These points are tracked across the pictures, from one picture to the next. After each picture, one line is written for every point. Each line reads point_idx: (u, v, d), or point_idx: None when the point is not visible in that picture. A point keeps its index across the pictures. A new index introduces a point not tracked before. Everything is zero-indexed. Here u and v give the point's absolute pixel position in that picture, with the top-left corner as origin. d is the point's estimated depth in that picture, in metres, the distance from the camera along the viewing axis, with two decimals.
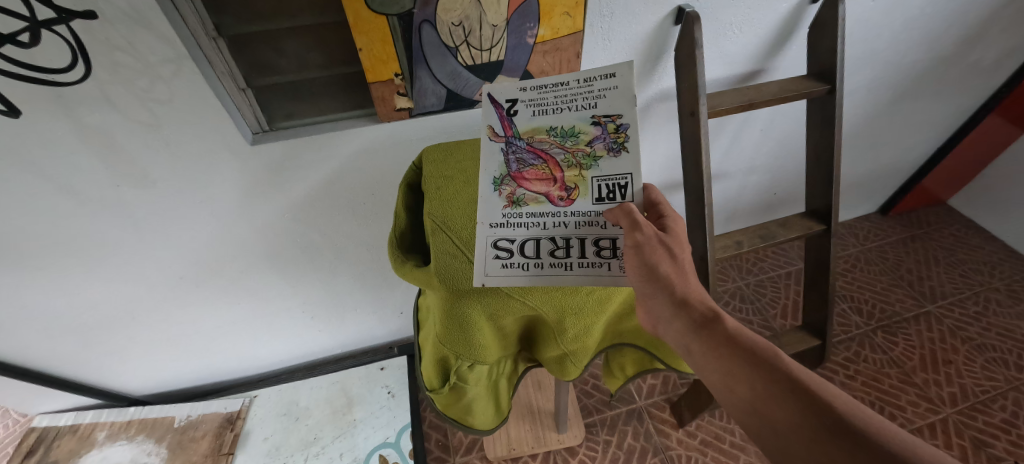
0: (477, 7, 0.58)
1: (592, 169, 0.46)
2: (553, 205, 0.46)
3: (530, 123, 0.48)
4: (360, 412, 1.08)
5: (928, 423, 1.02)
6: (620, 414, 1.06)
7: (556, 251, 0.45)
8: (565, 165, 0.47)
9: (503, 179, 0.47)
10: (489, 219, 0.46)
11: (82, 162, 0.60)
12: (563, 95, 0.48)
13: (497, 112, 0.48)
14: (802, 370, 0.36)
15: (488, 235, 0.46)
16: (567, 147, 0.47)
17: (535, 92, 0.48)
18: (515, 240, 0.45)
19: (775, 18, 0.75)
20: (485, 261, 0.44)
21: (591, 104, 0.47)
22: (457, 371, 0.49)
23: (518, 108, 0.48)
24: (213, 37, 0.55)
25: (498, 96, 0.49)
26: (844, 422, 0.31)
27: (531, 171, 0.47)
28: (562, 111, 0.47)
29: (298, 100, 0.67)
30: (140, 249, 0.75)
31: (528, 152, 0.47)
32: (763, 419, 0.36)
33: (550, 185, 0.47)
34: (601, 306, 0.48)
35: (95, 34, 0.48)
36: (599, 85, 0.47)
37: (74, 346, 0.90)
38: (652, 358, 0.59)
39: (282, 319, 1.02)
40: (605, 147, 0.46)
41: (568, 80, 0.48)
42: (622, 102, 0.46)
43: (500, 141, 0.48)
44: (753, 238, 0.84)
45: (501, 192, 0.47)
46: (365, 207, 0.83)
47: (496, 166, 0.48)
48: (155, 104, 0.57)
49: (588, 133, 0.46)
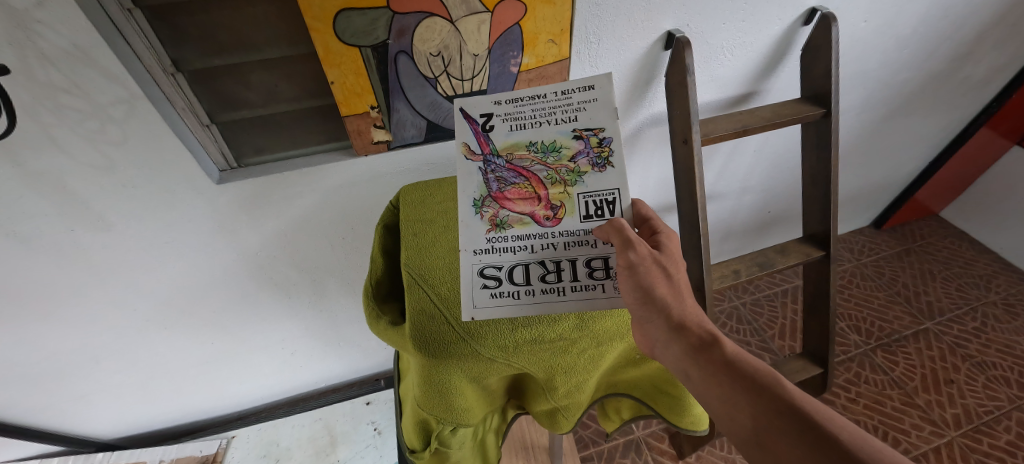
0: (455, 36, 0.54)
1: (578, 184, 0.43)
2: (539, 224, 0.42)
3: (507, 138, 0.45)
4: (344, 452, 1.04)
5: (934, 448, 0.99)
6: (617, 447, 1.01)
7: (546, 276, 0.41)
8: (549, 182, 0.43)
9: (484, 200, 0.43)
10: (472, 246, 0.41)
11: (31, 208, 0.55)
12: (541, 108, 0.46)
13: (472, 128, 0.45)
14: (807, 399, 0.32)
15: (473, 263, 0.41)
16: (549, 163, 0.44)
17: (512, 106, 0.46)
18: (502, 266, 0.41)
19: (767, 40, 0.73)
20: (472, 292, 0.40)
21: (571, 118, 0.45)
22: (439, 436, 0.45)
23: (494, 123, 0.45)
24: (171, 73, 0.51)
25: (471, 110, 0.46)
26: (854, 458, 0.28)
27: (513, 189, 0.43)
28: (541, 124, 0.45)
29: (269, 134, 0.63)
30: (101, 294, 0.70)
31: (508, 170, 0.44)
32: (767, 451, 0.32)
33: (534, 204, 0.43)
34: (594, 363, 0.44)
35: (35, 76, 0.44)
36: (578, 98, 0.45)
37: (32, 394, 0.83)
38: (647, 407, 0.55)
39: (260, 357, 0.97)
40: (589, 162, 0.43)
41: (545, 92, 0.46)
42: (603, 115, 0.44)
43: (476, 160, 0.44)
44: (751, 266, 0.81)
45: (482, 215, 0.42)
46: (346, 241, 0.79)
47: (476, 186, 0.43)
48: (108, 146, 0.52)
49: (570, 147, 0.44)
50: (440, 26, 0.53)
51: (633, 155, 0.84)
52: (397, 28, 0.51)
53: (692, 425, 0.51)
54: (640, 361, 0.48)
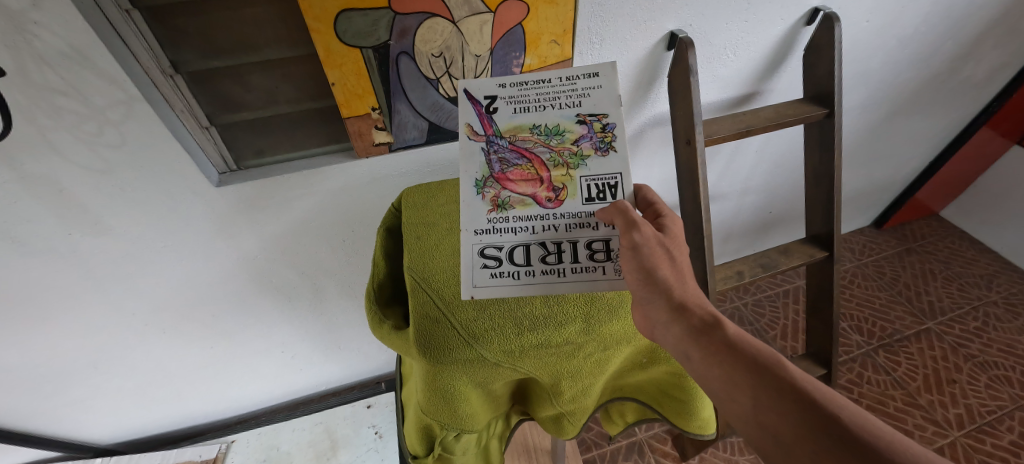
0: (458, 37, 0.54)
1: (581, 168, 0.42)
2: (540, 206, 0.42)
3: (511, 121, 0.44)
4: (345, 456, 1.03)
5: (937, 448, 0.98)
6: (620, 449, 1.01)
7: (547, 257, 0.40)
8: (551, 165, 0.43)
9: (486, 181, 0.42)
10: (474, 226, 0.41)
11: (28, 213, 0.54)
12: (545, 93, 0.45)
13: (475, 109, 0.44)
14: (807, 380, 0.32)
15: (474, 242, 0.41)
16: (552, 146, 0.43)
17: (516, 88, 0.45)
18: (503, 247, 0.41)
19: (770, 40, 0.72)
20: (473, 272, 0.40)
21: (574, 103, 0.44)
22: (443, 442, 0.44)
23: (498, 105, 0.44)
24: (170, 75, 0.50)
25: (475, 92, 0.45)
26: (854, 438, 0.27)
27: (515, 171, 0.43)
28: (544, 108, 0.44)
29: (269, 136, 0.62)
30: (99, 298, 0.69)
31: (510, 152, 0.43)
32: (768, 432, 0.31)
33: (536, 186, 0.42)
34: (600, 368, 0.44)
35: (32, 78, 0.43)
36: (582, 84, 0.44)
37: (29, 400, 0.82)
38: (652, 411, 0.55)
39: (261, 360, 0.96)
40: (592, 147, 0.42)
41: (550, 77, 0.45)
42: (607, 102, 0.44)
43: (479, 140, 0.43)
44: (754, 267, 0.80)
45: (484, 194, 0.42)
46: (347, 243, 0.78)
47: (478, 166, 0.43)
48: (105, 148, 0.52)
49: (574, 131, 0.43)
50: (443, 27, 0.52)
51: (636, 156, 0.84)
52: (399, 29, 0.51)
53: (699, 430, 0.50)
54: (645, 366, 0.47)
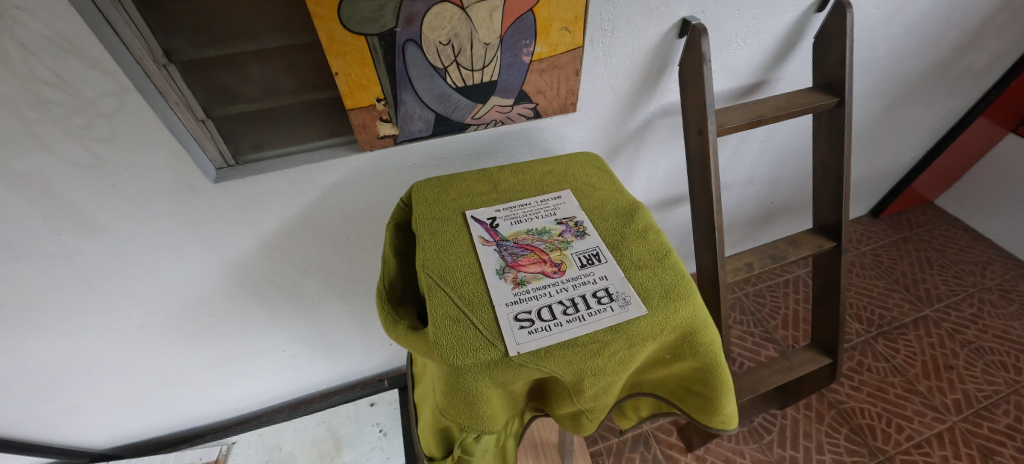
0: (466, 24, 0.52)
1: (570, 247, 0.47)
2: (549, 278, 0.43)
3: (511, 229, 0.49)
4: (349, 455, 1.01)
5: (937, 433, 1.00)
6: (626, 441, 1.01)
7: (567, 310, 0.40)
8: (549, 250, 0.47)
9: (505, 269, 0.44)
10: (504, 300, 0.40)
11: (13, 213, 0.51)
12: (527, 211, 0.52)
13: (481, 227, 0.49)
14: None
15: (506, 312, 0.39)
16: (544, 239, 0.48)
17: (509, 211, 0.52)
18: (533, 309, 0.39)
19: (780, 28, 0.71)
20: (512, 332, 0.37)
21: (551, 213, 0.52)
22: (462, 444, 0.42)
23: (499, 223, 0.50)
24: (163, 65, 0.48)
25: (479, 215, 0.51)
26: None
27: (524, 258, 0.45)
28: (532, 219, 0.51)
29: (269, 129, 0.60)
30: (93, 300, 0.67)
31: (516, 247, 0.47)
32: None
33: (543, 265, 0.45)
34: (625, 365, 0.39)
35: (15, 69, 0.40)
36: (552, 203, 0.53)
37: (22, 406, 0.79)
38: (669, 407, 0.53)
39: (260, 360, 0.94)
40: (572, 235, 0.48)
41: (529, 201, 0.54)
42: (571, 209, 0.52)
43: (490, 245, 0.47)
44: (765, 259, 0.79)
45: (505, 277, 0.43)
46: (350, 240, 0.76)
47: (494, 261, 0.44)
48: (96, 144, 0.49)
49: (555, 229, 0.49)
50: (451, 13, 0.50)
51: (642, 149, 0.83)
52: (405, 15, 0.48)
53: (720, 425, 0.50)
54: (669, 361, 0.44)
